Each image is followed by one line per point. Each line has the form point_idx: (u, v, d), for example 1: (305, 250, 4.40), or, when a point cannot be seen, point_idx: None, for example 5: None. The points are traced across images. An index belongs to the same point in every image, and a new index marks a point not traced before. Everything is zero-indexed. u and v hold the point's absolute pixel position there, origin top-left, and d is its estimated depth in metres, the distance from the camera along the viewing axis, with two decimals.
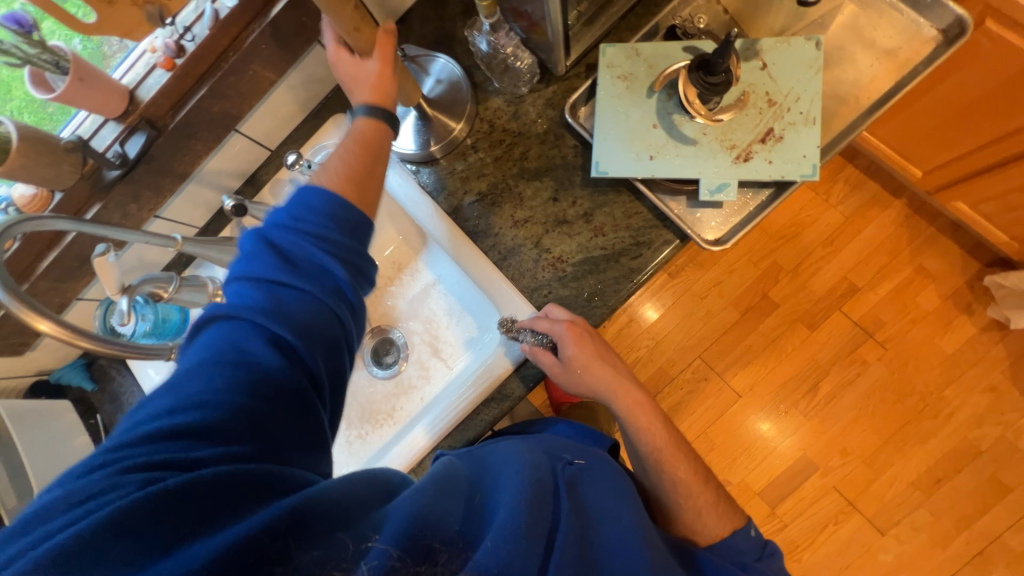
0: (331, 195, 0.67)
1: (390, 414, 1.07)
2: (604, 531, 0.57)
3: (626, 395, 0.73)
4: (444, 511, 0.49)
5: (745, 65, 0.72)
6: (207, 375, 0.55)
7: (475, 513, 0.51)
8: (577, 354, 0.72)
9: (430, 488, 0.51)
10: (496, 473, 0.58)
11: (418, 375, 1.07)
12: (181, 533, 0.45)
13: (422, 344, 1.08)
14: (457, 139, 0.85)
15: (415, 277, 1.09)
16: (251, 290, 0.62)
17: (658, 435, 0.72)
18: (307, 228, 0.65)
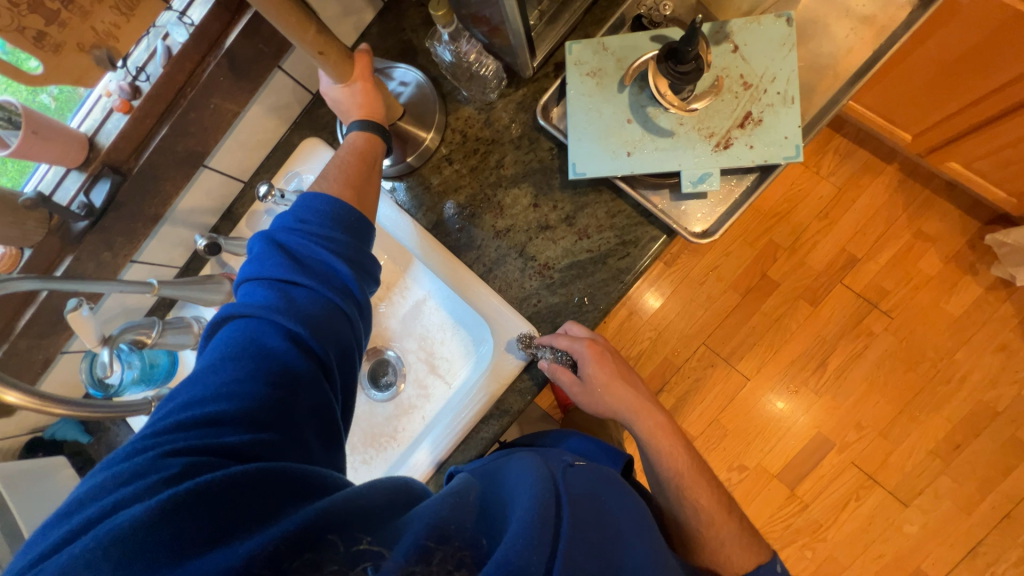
0: (337, 200, 0.68)
1: (393, 436, 1.05)
2: (619, 539, 0.57)
3: (648, 418, 0.73)
4: (459, 530, 0.49)
5: (716, 49, 0.69)
6: (233, 366, 0.56)
7: (489, 533, 0.51)
8: (598, 375, 0.72)
9: (445, 502, 0.51)
10: (511, 489, 0.56)
11: (418, 394, 1.05)
12: (219, 525, 0.45)
13: (418, 361, 1.06)
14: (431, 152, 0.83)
15: (405, 294, 1.07)
16: (263, 292, 0.63)
17: (679, 458, 0.72)
18: (314, 229, 0.66)
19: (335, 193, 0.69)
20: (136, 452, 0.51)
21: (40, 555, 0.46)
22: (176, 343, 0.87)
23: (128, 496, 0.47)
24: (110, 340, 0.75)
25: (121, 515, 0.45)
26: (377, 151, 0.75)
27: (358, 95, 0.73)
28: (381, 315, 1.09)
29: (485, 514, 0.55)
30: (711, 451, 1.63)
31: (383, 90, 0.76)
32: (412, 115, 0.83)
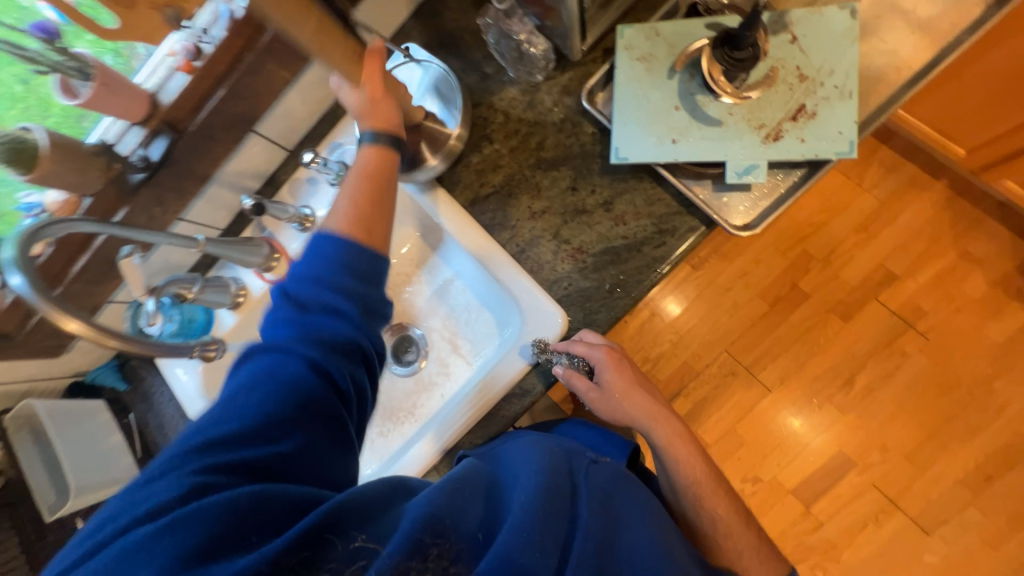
0: (343, 241, 0.64)
1: (409, 412, 1.06)
2: (625, 535, 0.56)
3: (665, 425, 0.74)
4: (455, 527, 0.48)
5: (774, 39, 0.68)
6: (251, 395, 0.55)
7: (493, 512, 0.53)
8: (616, 382, 0.74)
9: (440, 487, 0.51)
10: (512, 476, 0.57)
11: (438, 372, 1.06)
12: (227, 539, 0.46)
13: (441, 340, 1.07)
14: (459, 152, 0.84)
15: (434, 274, 1.08)
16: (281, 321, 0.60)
17: (697, 467, 0.72)
18: (326, 256, 0.63)
19: (338, 230, 0.65)
20: (152, 477, 0.51)
21: (74, 563, 0.47)
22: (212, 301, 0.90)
23: (134, 518, 0.48)
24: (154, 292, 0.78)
25: (135, 532, 0.47)
26: (385, 181, 0.71)
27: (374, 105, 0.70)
28: (406, 294, 1.11)
29: (491, 492, 0.56)
30: (725, 460, 1.60)
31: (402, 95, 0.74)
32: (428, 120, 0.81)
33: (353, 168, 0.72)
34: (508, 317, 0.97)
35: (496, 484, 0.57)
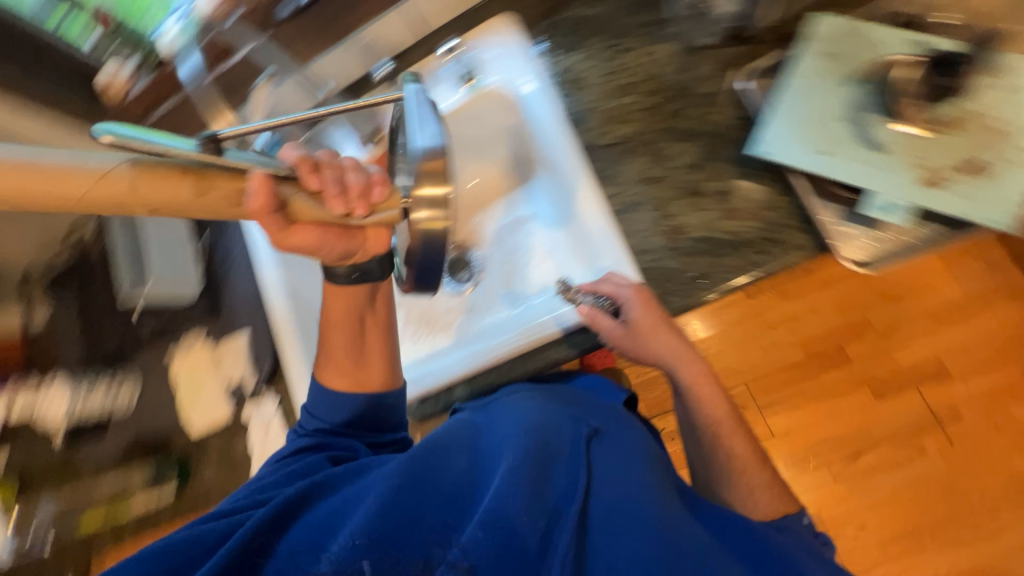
0: (346, 388, 0.74)
1: (430, 332, 0.99)
2: (608, 480, 0.56)
3: (689, 365, 0.75)
4: (420, 516, 0.54)
5: (974, 82, 0.66)
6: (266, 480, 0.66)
7: (473, 472, 0.58)
8: (647, 323, 0.72)
9: (404, 468, 0.56)
10: (493, 442, 0.60)
11: (485, 301, 0.98)
12: (194, 544, 0.55)
13: (499, 270, 1.00)
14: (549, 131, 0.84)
15: (511, 203, 1.00)
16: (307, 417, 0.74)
17: (718, 405, 0.74)
18: (309, 448, 0.70)
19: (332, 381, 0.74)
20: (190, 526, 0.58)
21: None
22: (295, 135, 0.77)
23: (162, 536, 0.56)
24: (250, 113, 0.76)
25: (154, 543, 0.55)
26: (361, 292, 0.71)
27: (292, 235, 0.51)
28: (472, 220, 1.04)
29: (477, 456, 0.60)
30: None
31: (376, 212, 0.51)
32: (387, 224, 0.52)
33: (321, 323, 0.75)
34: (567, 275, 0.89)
35: (477, 450, 0.61)
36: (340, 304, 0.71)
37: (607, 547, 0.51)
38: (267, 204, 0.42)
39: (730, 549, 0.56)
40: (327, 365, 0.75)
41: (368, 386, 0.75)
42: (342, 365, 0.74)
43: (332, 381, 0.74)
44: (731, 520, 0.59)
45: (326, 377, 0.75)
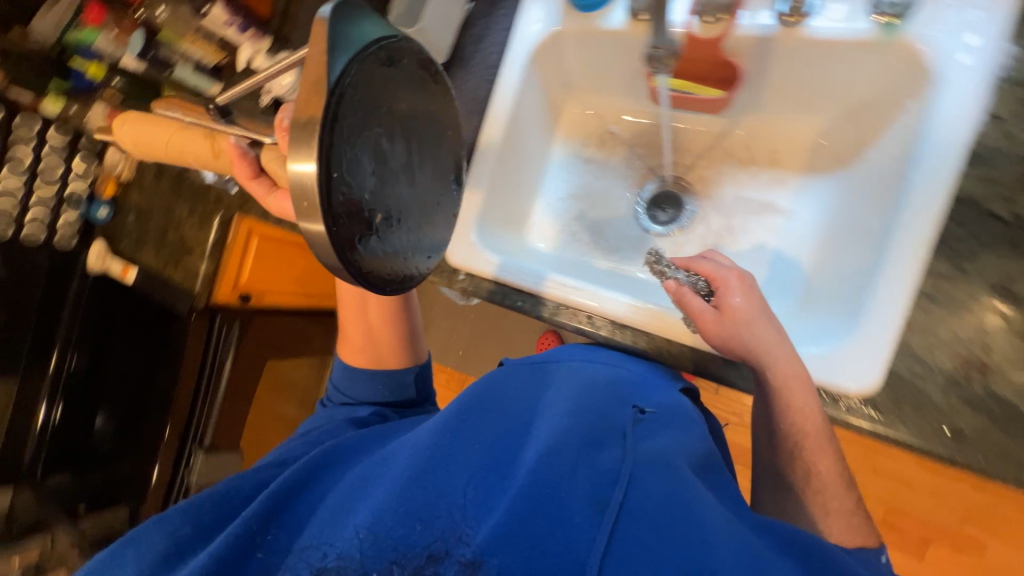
0: (366, 355, 0.70)
1: (611, 247, 0.79)
2: (647, 484, 0.42)
3: (783, 364, 0.51)
4: (448, 484, 0.44)
5: None
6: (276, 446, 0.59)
7: (492, 449, 0.47)
8: (738, 314, 0.53)
9: (444, 426, 0.49)
10: (511, 422, 0.51)
11: (705, 236, 0.73)
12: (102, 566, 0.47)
13: (725, 236, 0.72)
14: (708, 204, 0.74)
15: (801, 191, 0.67)
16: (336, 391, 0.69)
17: (811, 418, 0.50)
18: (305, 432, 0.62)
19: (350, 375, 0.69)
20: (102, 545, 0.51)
21: None
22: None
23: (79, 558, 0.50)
24: (641, 21, 0.62)
25: None
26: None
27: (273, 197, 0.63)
28: (704, 172, 0.75)
29: (501, 432, 0.50)
30: None
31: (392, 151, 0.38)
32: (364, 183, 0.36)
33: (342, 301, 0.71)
34: (809, 291, 0.63)
35: (499, 425, 0.51)
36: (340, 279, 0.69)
37: (640, 548, 0.38)
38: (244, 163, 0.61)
39: (789, 560, 0.40)
40: (350, 344, 0.71)
41: (380, 366, 0.69)
42: (360, 346, 0.70)
43: (356, 359, 0.70)
44: (794, 529, 0.43)
45: (350, 358, 0.70)
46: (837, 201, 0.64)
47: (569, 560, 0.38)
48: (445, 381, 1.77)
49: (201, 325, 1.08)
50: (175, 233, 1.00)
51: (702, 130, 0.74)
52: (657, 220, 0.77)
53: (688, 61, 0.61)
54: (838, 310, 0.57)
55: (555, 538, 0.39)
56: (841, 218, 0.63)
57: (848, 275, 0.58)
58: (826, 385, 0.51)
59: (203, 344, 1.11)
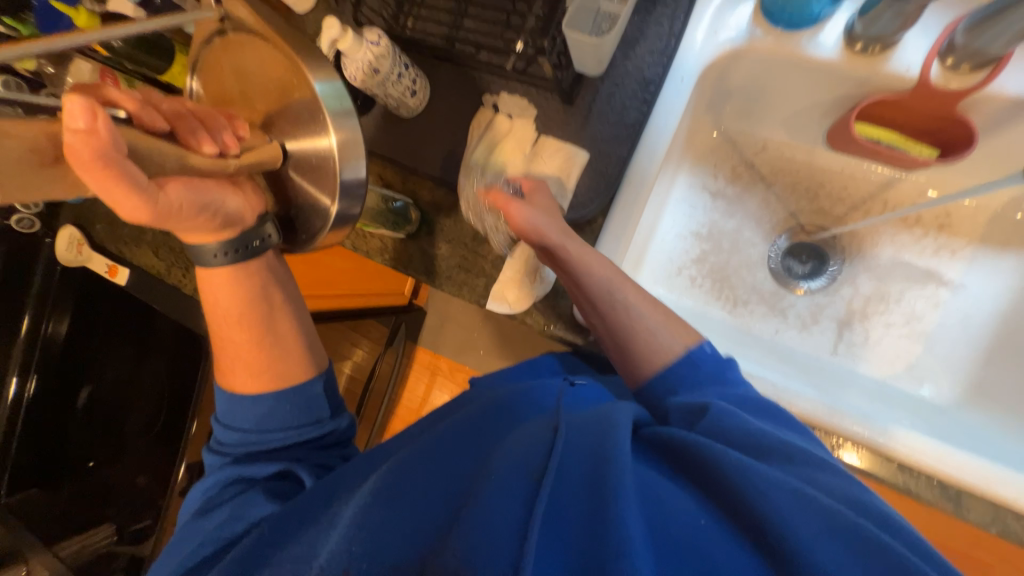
0: (248, 383, 0.53)
1: (738, 301, 0.69)
2: (578, 456, 0.36)
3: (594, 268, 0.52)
4: (393, 513, 0.38)
5: None
6: (206, 523, 0.48)
7: (456, 465, 0.41)
8: (541, 200, 0.55)
9: (400, 461, 0.43)
10: (465, 432, 0.44)
11: (848, 295, 0.66)
12: None
13: (868, 301, 0.65)
14: (840, 260, 0.67)
15: (966, 264, 0.62)
16: (219, 430, 0.54)
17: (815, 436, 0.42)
18: (220, 495, 0.50)
19: (235, 406, 0.53)
20: None
21: None
22: (867, 16, 0.47)
23: None
24: (861, 51, 0.51)
25: None
26: (263, 276, 0.53)
27: (189, 204, 0.41)
28: (859, 229, 0.66)
29: (452, 440, 0.43)
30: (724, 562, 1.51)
31: (301, 165, 0.47)
32: (292, 112, 0.45)
33: (214, 312, 0.54)
34: (977, 383, 0.59)
35: (451, 432, 0.44)
36: (225, 294, 0.52)
37: (573, 526, 0.32)
38: (106, 146, 0.30)
39: (800, 523, 0.32)
40: (229, 366, 0.54)
41: (285, 385, 0.54)
42: (251, 365, 0.54)
43: (238, 382, 0.54)
44: (790, 488, 0.33)
45: (231, 381, 0.55)
46: (1014, 285, 0.59)
47: (494, 552, 0.30)
48: (462, 382, 1.65)
49: None
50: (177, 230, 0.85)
51: (869, 177, 0.65)
52: (793, 273, 0.69)
53: (891, 110, 0.54)
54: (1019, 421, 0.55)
55: (479, 534, 0.31)
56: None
57: None
58: (982, 491, 0.48)
59: None
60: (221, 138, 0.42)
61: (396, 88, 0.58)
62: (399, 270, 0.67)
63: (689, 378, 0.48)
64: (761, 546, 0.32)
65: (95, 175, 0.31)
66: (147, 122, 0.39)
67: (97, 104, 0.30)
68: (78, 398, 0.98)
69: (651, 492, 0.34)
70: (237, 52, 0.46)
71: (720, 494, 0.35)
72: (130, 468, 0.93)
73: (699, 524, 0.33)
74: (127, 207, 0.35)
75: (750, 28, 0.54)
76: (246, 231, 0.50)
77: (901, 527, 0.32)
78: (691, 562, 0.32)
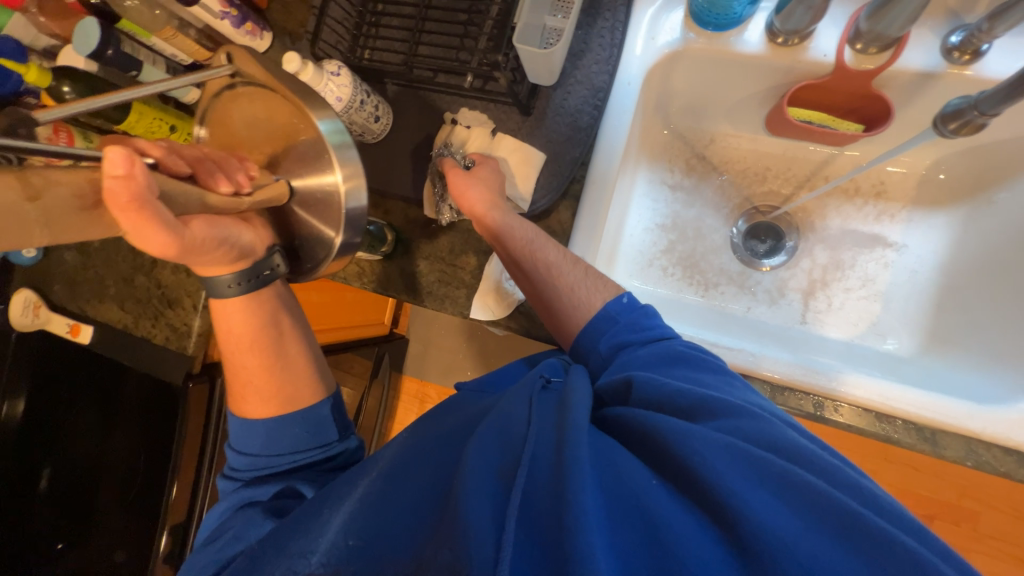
0: (262, 408, 0.54)
1: (709, 284, 0.72)
2: (546, 449, 0.39)
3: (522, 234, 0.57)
4: (381, 518, 0.40)
5: None
6: (210, 551, 0.48)
7: (439, 469, 0.43)
8: (485, 172, 0.60)
9: (386, 474, 0.45)
10: (444, 440, 0.46)
11: (807, 267, 0.71)
12: None
13: (827, 270, 0.70)
14: (798, 234, 0.72)
15: (906, 225, 0.68)
16: (230, 457, 0.54)
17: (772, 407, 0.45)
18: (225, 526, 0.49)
19: (248, 432, 0.53)
20: None
21: None
22: (782, 13, 0.53)
23: None
24: (783, 44, 0.56)
25: None
26: (275, 304, 0.53)
27: (208, 240, 0.42)
28: (807, 204, 0.72)
29: (432, 448, 0.45)
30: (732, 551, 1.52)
31: (305, 201, 0.49)
32: (298, 152, 0.47)
33: (225, 340, 0.54)
34: (931, 331, 0.64)
35: (432, 442, 0.46)
36: (239, 321, 0.52)
37: (540, 513, 0.36)
38: (143, 189, 0.32)
39: (751, 479, 0.35)
40: (241, 392, 0.55)
41: (294, 409, 0.54)
42: (263, 392, 0.54)
43: (250, 409, 0.54)
44: (740, 449, 0.37)
45: (242, 408, 0.55)
46: (949, 239, 0.65)
47: (472, 539, 0.34)
48: None
49: (202, 391, 0.80)
50: (142, 280, 0.81)
51: (808, 156, 0.71)
52: (756, 253, 0.73)
53: (817, 90, 0.59)
54: (964, 365, 0.60)
55: (455, 533, 0.34)
56: (962, 256, 0.64)
57: (984, 321, 0.60)
58: (951, 427, 0.52)
59: (207, 414, 0.82)
60: (237, 176, 0.44)
61: (360, 115, 0.60)
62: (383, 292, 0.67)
63: (611, 335, 0.53)
64: (707, 504, 0.35)
65: (131, 216, 0.32)
66: (172, 168, 0.40)
67: (134, 153, 0.31)
68: (40, 481, 0.90)
69: (610, 468, 0.38)
70: (247, 102, 0.48)
71: (670, 462, 0.38)
72: (106, 541, 0.86)
73: (652, 488, 0.37)
74: (155, 244, 0.37)
75: (682, 32, 0.59)
76: (257, 261, 0.49)
77: (825, 466, 0.36)
78: (648, 527, 0.35)
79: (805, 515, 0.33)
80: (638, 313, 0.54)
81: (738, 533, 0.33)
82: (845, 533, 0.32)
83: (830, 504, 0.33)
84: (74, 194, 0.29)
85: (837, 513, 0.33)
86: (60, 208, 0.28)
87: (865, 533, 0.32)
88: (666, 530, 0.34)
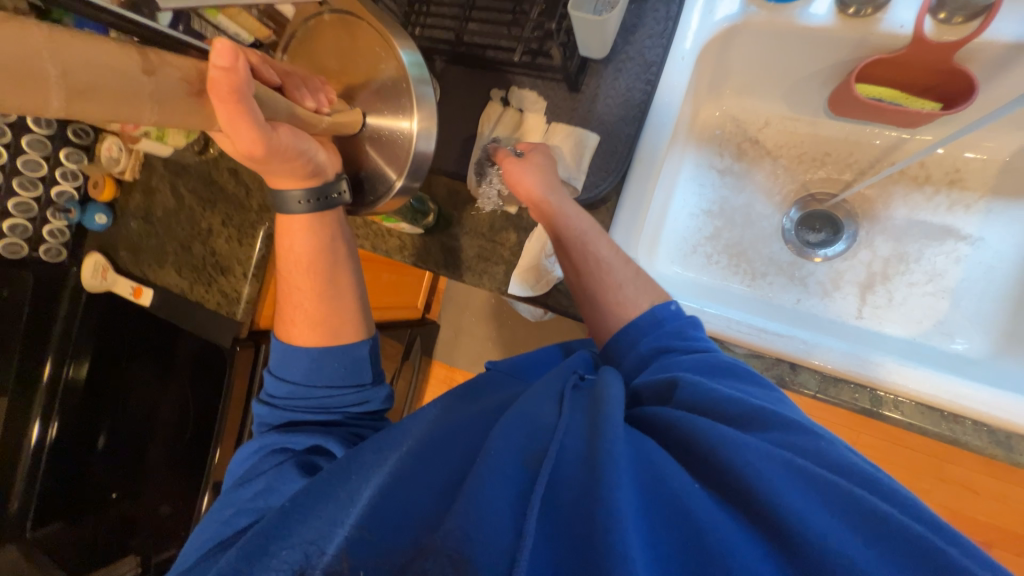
0: (308, 334, 0.55)
1: (756, 274, 0.69)
2: (570, 441, 0.37)
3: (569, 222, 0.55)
4: (405, 490, 0.39)
5: None
6: (244, 492, 0.49)
7: (462, 451, 0.41)
8: (535, 157, 0.58)
9: (411, 450, 0.43)
10: (467, 421, 0.44)
11: (865, 259, 0.66)
12: None
13: (883, 263, 0.65)
14: (857, 224, 0.68)
15: (977, 216, 0.63)
16: (270, 381, 0.55)
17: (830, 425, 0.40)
18: (263, 464, 0.51)
19: (292, 355, 0.54)
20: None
21: None
22: None
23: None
24: (854, 15, 0.54)
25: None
26: (335, 229, 0.54)
27: (290, 149, 0.43)
28: (868, 192, 0.67)
29: (455, 429, 0.44)
30: None
31: (375, 136, 0.52)
32: (375, 87, 0.50)
33: (284, 258, 0.55)
34: (1008, 334, 0.58)
35: (456, 422, 0.45)
36: (303, 240, 0.53)
37: (568, 508, 0.34)
38: (241, 83, 0.34)
39: (805, 493, 0.32)
40: (290, 315, 0.56)
41: (336, 342, 0.55)
42: (311, 318, 0.55)
43: (296, 334, 0.55)
44: (790, 459, 0.34)
45: (287, 333, 0.56)
46: None
47: (493, 532, 0.32)
48: None
49: (247, 355, 0.84)
50: (199, 247, 0.84)
51: (872, 141, 0.66)
52: (807, 243, 0.70)
53: (893, 64, 0.55)
54: None
55: (476, 521, 0.33)
56: None
57: None
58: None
59: (251, 376, 0.86)
60: (319, 97, 0.47)
61: None
62: (416, 264, 0.68)
63: (657, 338, 0.50)
64: (755, 513, 0.33)
65: (228, 107, 0.35)
66: (264, 76, 0.42)
67: (238, 46, 0.33)
68: (97, 441, 0.97)
69: (647, 468, 0.35)
70: (333, 31, 0.51)
71: (710, 466, 0.35)
72: (154, 497, 0.91)
73: (694, 491, 0.34)
74: (245, 142, 0.39)
75: (744, 6, 0.57)
76: (326, 183, 0.51)
77: (886, 488, 0.33)
78: (688, 531, 0.32)
79: (867, 537, 0.30)
80: (684, 322, 0.50)
81: (792, 545, 0.31)
82: (913, 560, 0.29)
83: (898, 533, 0.30)
84: (182, 78, 0.32)
85: (904, 541, 0.30)
86: (170, 91, 0.31)
87: (936, 569, 0.29)
88: (707, 531, 0.32)
